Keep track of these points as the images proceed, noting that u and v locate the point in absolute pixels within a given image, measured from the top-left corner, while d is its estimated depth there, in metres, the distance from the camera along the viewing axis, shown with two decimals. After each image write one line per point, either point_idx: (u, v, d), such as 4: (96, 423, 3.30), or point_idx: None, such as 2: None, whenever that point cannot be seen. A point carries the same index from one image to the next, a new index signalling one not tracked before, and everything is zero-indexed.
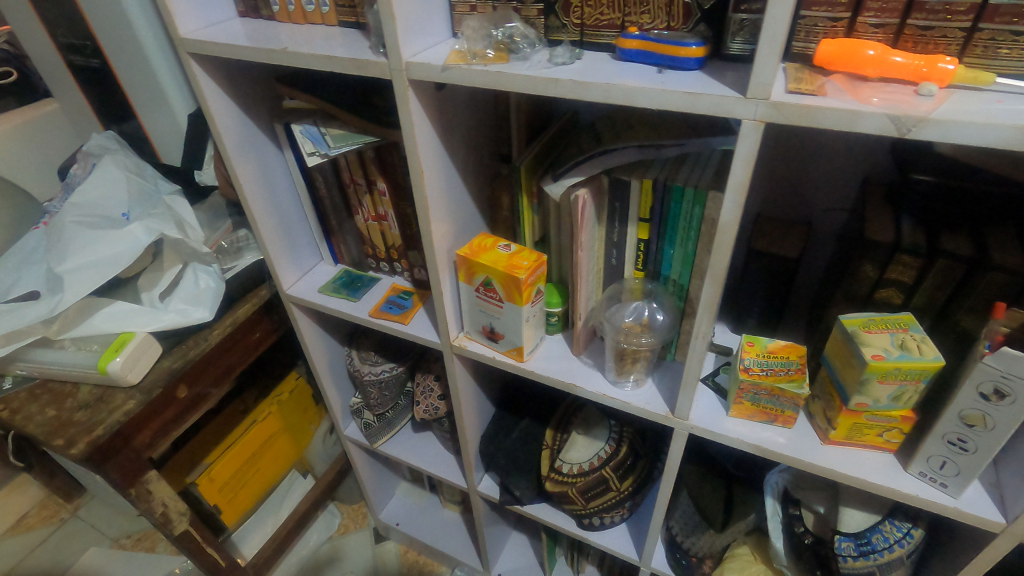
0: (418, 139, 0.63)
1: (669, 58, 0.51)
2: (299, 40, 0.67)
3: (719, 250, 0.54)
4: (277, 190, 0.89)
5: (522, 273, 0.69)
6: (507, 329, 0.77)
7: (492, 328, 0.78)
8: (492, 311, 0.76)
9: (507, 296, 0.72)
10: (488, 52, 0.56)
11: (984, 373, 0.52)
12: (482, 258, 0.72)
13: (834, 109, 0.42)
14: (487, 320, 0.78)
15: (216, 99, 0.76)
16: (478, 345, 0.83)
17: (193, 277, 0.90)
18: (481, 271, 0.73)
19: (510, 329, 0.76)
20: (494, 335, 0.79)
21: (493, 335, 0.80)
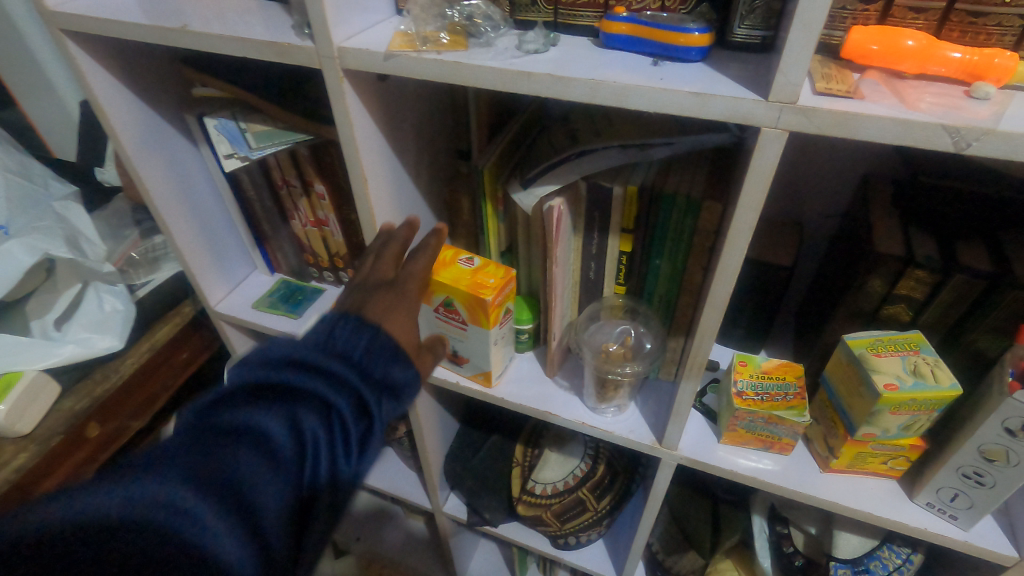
0: (359, 139, 0.52)
1: (666, 47, 0.41)
2: (206, 16, 0.54)
3: (726, 275, 0.46)
4: (194, 193, 0.76)
5: (488, 294, 0.59)
6: (471, 352, 0.67)
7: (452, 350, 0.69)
8: (453, 333, 0.67)
9: (468, 319, 0.63)
10: (442, 37, 0.45)
11: (1013, 408, 0.46)
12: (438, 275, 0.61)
13: (878, 116, 0.34)
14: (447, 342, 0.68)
15: (103, 86, 0.61)
16: (440, 369, 0.73)
17: (96, 299, 0.76)
18: (439, 290, 0.62)
19: (476, 353, 0.67)
20: (457, 358, 0.70)
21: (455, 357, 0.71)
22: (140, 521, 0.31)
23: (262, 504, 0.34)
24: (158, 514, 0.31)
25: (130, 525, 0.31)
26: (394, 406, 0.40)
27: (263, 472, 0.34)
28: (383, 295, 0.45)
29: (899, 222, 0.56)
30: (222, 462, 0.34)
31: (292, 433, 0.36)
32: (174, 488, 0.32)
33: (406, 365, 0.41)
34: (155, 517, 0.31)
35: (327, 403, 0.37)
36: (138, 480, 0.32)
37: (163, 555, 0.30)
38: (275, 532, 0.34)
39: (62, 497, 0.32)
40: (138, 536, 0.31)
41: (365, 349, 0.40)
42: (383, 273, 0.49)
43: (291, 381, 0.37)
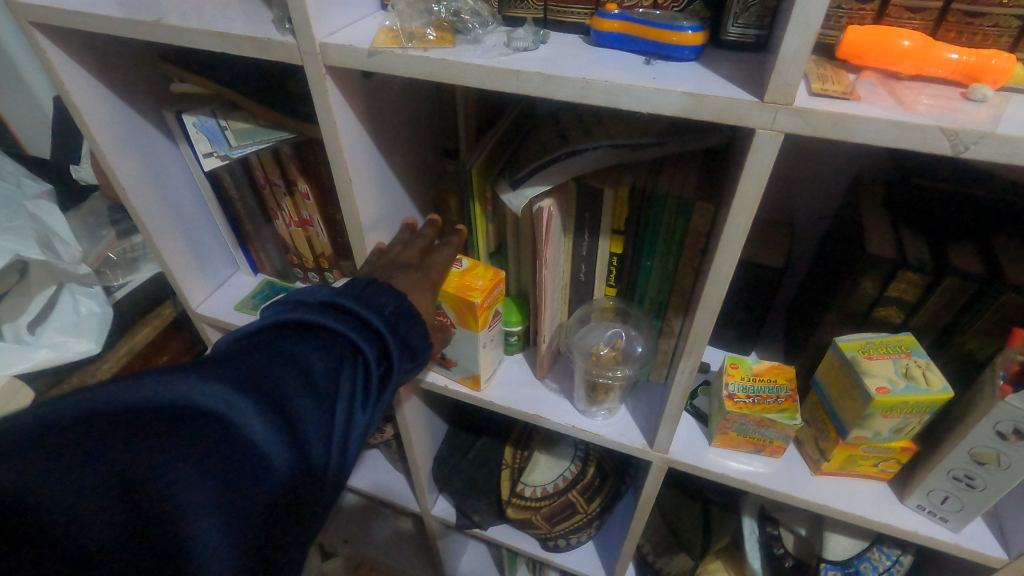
0: (342, 138, 0.50)
1: (658, 46, 0.40)
2: (184, 9, 0.52)
3: (718, 278, 0.45)
4: (174, 192, 0.74)
5: (476, 296, 0.58)
6: (460, 355, 0.66)
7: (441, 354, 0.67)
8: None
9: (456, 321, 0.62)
10: (428, 33, 0.44)
11: (1005, 412, 0.46)
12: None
13: (876, 118, 0.33)
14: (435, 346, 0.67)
15: (76, 81, 0.59)
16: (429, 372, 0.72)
17: (71, 303, 0.73)
18: None
19: (464, 356, 0.65)
20: (445, 361, 0.68)
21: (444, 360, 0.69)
22: (207, 410, 0.33)
23: (309, 418, 0.37)
24: (224, 405, 0.33)
25: (199, 412, 0.33)
26: (403, 368, 0.46)
27: (310, 391, 0.37)
28: (409, 274, 0.52)
29: (891, 223, 0.55)
30: (276, 372, 0.37)
31: (331, 362, 0.39)
32: (240, 386, 0.34)
33: (419, 330, 0.47)
34: (222, 406, 0.33)
35: (358, 344, 0.41)
36: (205, 374, 0.34)
37: (231, 441, 0.33)
38: (316, 446, 0.37)
39: (127, 380, 0.33)
40: (206, 422, 0.33)
41: (395, 309, 0.45)
42: (409, 258, 0.55)
43: (329, 320, 0.41)
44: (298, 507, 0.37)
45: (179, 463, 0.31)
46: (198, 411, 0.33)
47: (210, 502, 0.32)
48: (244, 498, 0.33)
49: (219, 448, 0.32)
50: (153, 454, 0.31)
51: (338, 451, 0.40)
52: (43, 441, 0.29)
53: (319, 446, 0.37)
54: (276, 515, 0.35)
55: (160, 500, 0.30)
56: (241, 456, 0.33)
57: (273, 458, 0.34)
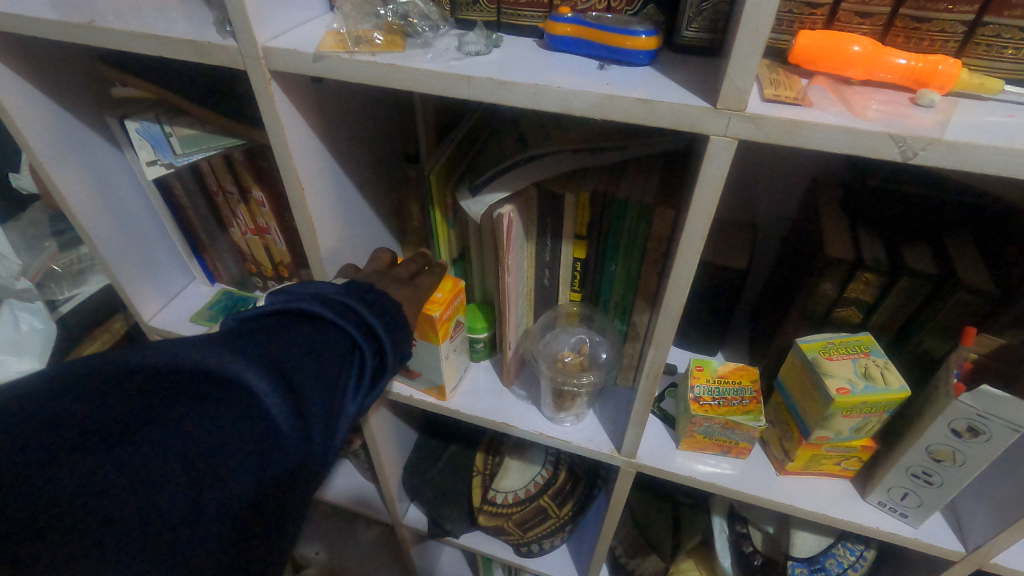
0: (292, 145, 0.48)
1: (611, 50, 0.39)
2: (117, 10, 0.50)
3: (679, 283, 0.45)
4: (122, 200, 0.71)
5: (435, 310, 0.56)
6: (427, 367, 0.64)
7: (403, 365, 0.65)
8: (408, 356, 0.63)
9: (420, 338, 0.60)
10: (377, 37, 0.42)
11: (959, 411, 0.46)
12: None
13: (826, 125, 0.33)
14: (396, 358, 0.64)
15: (7, 86, 0.56)
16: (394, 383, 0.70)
17: (11, 318, 0.68)
18: None
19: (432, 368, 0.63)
20: (410, 372, 0.67)
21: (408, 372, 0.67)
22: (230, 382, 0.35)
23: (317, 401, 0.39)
24: (245, 378, 0.36)
25: (223, 382, 0.35)
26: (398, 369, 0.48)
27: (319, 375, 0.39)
28: (402, 287, 0.54)
29: (848, 223, 0.56)
30: (288, 356, 0.39)
31: (337, 353, 0.42)
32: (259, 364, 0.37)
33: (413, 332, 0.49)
34: (245, 378, 0.35)
35: (358, 340, 0.43)
36: (225, 351, 0.36)
37: (250, 415, 0.35)
38: (320, 426, 0.39)
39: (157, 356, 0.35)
40: (229, 398, 0.35)
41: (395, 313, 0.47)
42: (398, 275, 0.56)
43: (337, 313, 0.43)
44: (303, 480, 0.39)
45: (209, 423, 0.33)
46: (222, 382, 0.35)
47: (231, 462, 0.33)
48: (263, 467, 0.35)
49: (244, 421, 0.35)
50: (184, 415, 0.33)
51: (335, 436, 0.42)
52: (91, 405, 0.32)
53: (323, 427, 0.39)
54: (284, 487, 0.37)
55: (187, 461, 0.32)
56: (255, 425, 0.35)
57: (285, 434, 0.36)
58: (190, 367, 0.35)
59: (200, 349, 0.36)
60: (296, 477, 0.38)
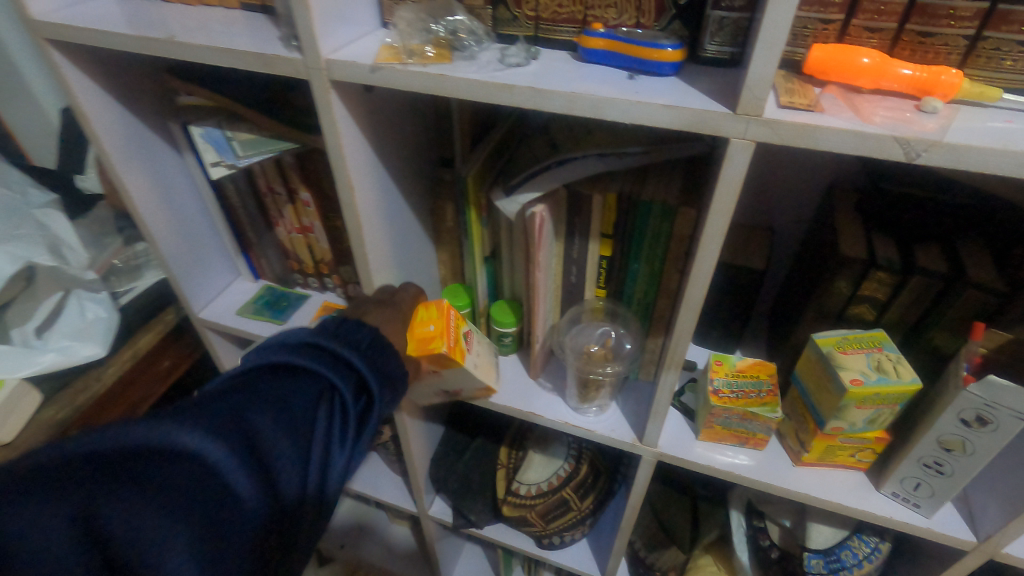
0: (345, 149, 0.53)
1: (640, 62, 0.44)
2: (190, 27, 0.55)
3: (700, 276, 0.48)
4: (179, 200, 0.76)
5: (442, 343, 0.57)
6: (460, 379, 0.64)
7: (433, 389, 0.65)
8: (443, 380, 0.64)
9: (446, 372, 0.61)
10: (427, 50, 0.47)
11: (967, 401, 0.49)
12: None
13: (837, 129, 0.37)
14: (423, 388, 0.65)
15: (88, 95, 0.62)
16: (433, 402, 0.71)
17: (78, 308, 0.75)
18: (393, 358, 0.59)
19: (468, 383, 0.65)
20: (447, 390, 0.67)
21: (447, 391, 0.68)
22: (183, 453, 0.36)
23: (289, 447, 0.41)
24: (201, 443, 0.37)
25: (178, 452, 0.36)
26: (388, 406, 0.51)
27: (285, 431, 0.41)
28: (381, 309, 0.58)
29: (862, 225, 0.59)
30: (254, 414, 0.41)
31: (311, 402, 0.44)
32: (219, 427, 0.38)
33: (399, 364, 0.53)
34: (201, 445, 0.37)
35: (334, 384, 0.46)
36: (186, 419, 0.38)
37: (208, 479, 0.36)
38: (289, 479, 0.41)
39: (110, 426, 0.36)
40: (185, 466, 0.36)
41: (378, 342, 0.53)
42: (380, 296, 0.62)
43: (308, 361, 0.46)
44: (274, 540, 0.40)
45: (161, 496, 0.34)
46: (174, 452, 0.36)
47: (182, 535, 0.34)
48: (220, 532, 0.36)
49: (200, 487, 0.36)
50: (134, 489, 0.34)
51: (313, 484, 0.43)
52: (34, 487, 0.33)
53: (289, 480, 0.41)
54: (248, 553, 0.38)
55: (135, 539, 0.33)
56: (213, 490, 0.36)
57: (246, 495, 0.37)
58: (144, 436, 0.36)
59: (160, 417, 0.38)
60: (263, 539, 0.39)
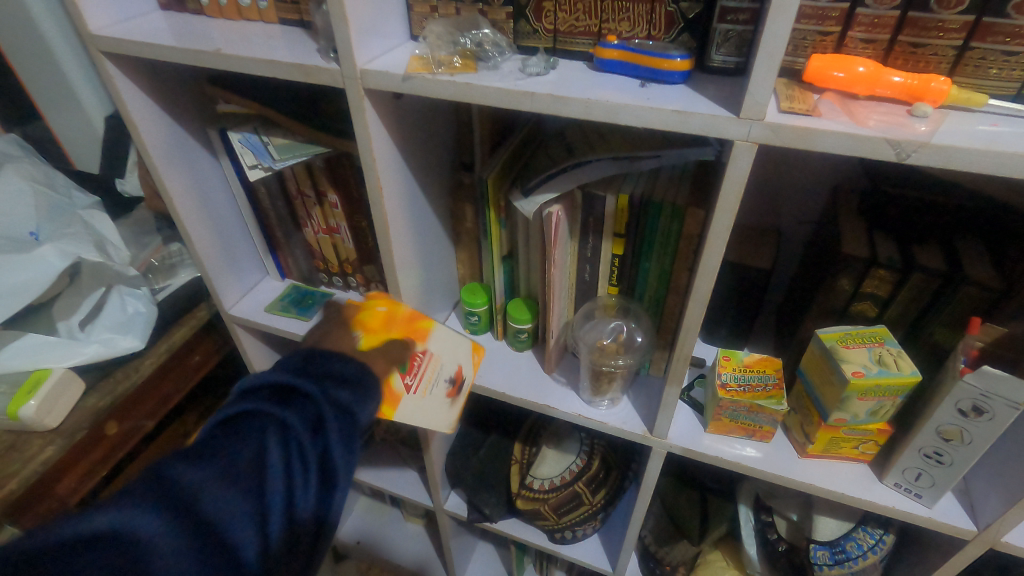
0: (376, 153, 0.57)
1: (651, 71, 0.47)
2: (234, 40, 0.60)
3: (707, 270, 0.51)
4: (214, 202, 0.81)
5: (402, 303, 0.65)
6: (443, 352, 0.62)
7: (437, 386, 0.60)
8: (432, 368, 0.60)
9: (427, 346, 0.61)
10: (454, 60, 0.51)
11: (964, 391, 0.51)
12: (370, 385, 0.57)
13: (833, 131, 0.40)
14: (427, 392, 0.59)
15: (137, 103, 0.66)
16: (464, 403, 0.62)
17: (119, 303, 0.81)
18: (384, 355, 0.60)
19: (457, 352, 0.63)
20: (452, 381, 0.61)
21: (458, 381, 0.62)
22: (127, 530, 0.41)
23: (231, 499, 0.46)
24: (138, 524, 0.41)
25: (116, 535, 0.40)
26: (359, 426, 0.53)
27: (227, 492, 0.46)
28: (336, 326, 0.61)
29: (864, 226, 0.62)
30: (195, 481, 0.45)
31: (255, 454, 0.48)
32: (165, 503, 0.43)
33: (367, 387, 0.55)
34: (136, 527, 0.41)
35: (282, 428, 0.50)
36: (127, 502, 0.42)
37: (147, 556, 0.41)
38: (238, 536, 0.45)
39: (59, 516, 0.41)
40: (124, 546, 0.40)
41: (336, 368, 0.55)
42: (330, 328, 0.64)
43: (253, 413, 0.50)
44: None
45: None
46: (114, 537, 0.40)
47: None
48: None
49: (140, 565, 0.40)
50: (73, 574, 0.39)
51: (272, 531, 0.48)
52: None
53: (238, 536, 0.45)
54: None
55: None
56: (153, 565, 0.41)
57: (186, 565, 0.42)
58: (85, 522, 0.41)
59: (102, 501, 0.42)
60: None
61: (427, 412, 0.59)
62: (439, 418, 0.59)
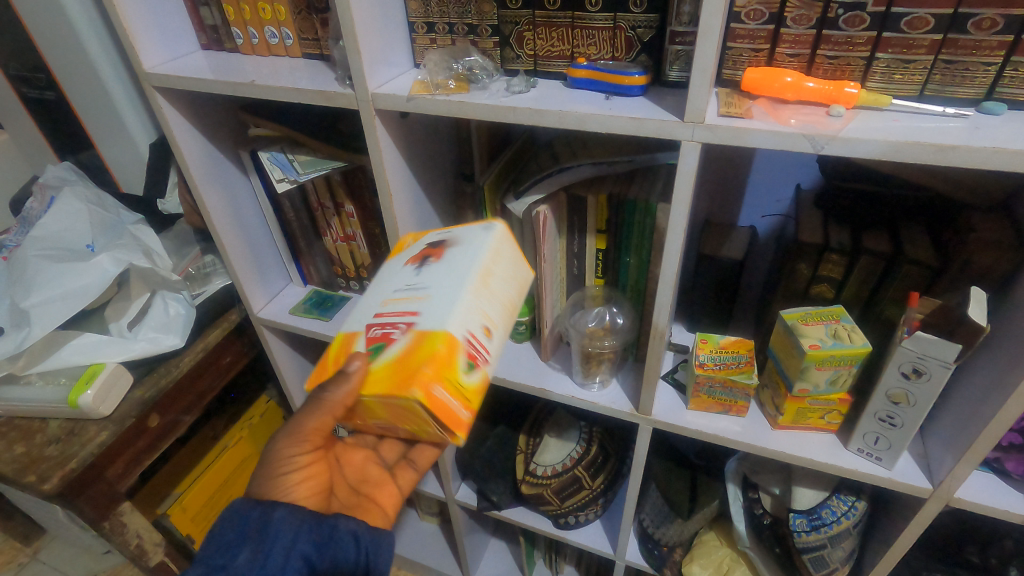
0: (385, 162, 0.66)
1: (614, 86, 0.56)
2: (264, 72, 0.70)
3: (671, 253, 0.59)
4: (244, 214, 0.91)
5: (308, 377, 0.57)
6: (376, 297, 0.58)
7: (424, 276, 0.57)
8: (403, 294, 0.56)
9: (354, 327, 0.56)
10: (450, 83, 0.61)
11: (904, 355, 0.58)
12: (389, 379, 0.50)
13: (760, 130, 0.48)
14: (424, 291, 0.55)
15: (181, 129, 0.77)
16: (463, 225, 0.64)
17: (162, 306, 0.91)
18: (377, 362, 0.51)
19: (393, 273, 0.60)
20: (428, 262, 0.59)
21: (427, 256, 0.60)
22: None
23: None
24: None
25: None
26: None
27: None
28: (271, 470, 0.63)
29: (820, 217, 0.69)
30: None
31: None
32: None
33: (283, 543, 0.58)
34: None
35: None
36: None
37: None
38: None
39: None
40: None
41: (228, 544, 0.58)
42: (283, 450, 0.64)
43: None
44: None
45: None
46: None
47: None
48: None
49: None
50: None
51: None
52: None
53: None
54: None
55: None
56: None
57: None
58: None
59: None
60: None
61: (451, 273, 0.56)
62: (468, 252, 0.58)
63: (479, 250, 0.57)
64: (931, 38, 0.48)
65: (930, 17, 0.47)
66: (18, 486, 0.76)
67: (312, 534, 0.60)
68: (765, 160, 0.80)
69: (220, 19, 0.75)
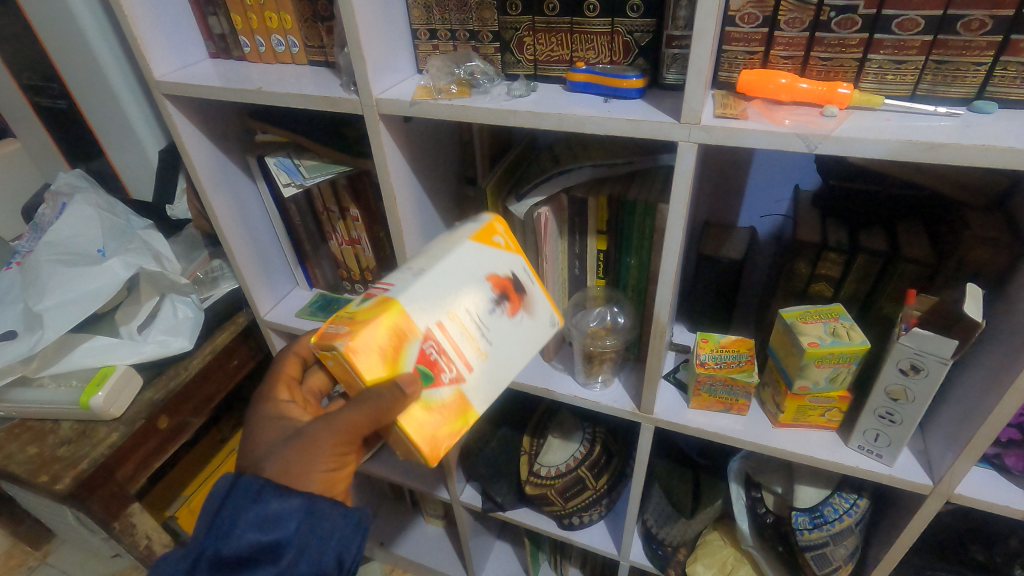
0: (389, 165, 0.68)
1: (613, 89, 0.57)
2: (270, 80, 0.72)
3: (671, 252, 0.60)
4: (252, 220, 0.92)
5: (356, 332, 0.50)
6: (450, 300, 0.54)
7: (494, 323, 0.57)
8: (471, 330, 0.55)
9: (421, 323, 0.52)
10: (452, 88, 0.62)
11: (902, 351, 0.59)
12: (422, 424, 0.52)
13: (754, 130, 0.49)
14: (486, 346, 0.56)
15: (189, 135, 0.78)
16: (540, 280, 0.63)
17: (172, 309, 0.92)
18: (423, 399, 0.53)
19: (474, 277, 0.56)
20: (505, 306, 0.58)
21: (506, 294, 0.58)
22: None
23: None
24: None
25: None
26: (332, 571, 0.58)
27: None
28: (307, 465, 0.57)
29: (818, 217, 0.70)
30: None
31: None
32: None
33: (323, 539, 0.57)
34: None
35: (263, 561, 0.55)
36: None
37: None
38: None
39: None
40: None
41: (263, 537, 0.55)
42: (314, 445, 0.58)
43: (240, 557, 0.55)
44: None
45: None
46: None
47: None
48: None
49: None
50: None
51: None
52: None
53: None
54: None
55: None
56: None
57: None
58: None
59: None
60: None
61: (510, 346, 0.58)
62: (532, 334, 0.60)
63: (536, 343, 0.60)
64: (921, 39, 0.49)
65: (920, 19, 0.48)
66: (32, 486, 0.77)
67: (344, 532, 0.58)
68: (765, 161, 0.81)
69: (228, 28, 0.77)
